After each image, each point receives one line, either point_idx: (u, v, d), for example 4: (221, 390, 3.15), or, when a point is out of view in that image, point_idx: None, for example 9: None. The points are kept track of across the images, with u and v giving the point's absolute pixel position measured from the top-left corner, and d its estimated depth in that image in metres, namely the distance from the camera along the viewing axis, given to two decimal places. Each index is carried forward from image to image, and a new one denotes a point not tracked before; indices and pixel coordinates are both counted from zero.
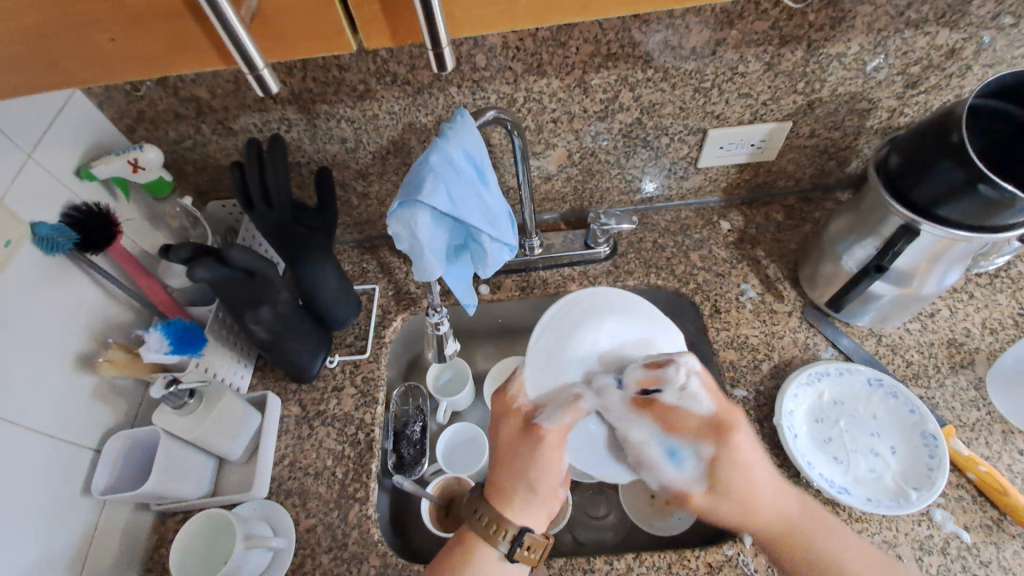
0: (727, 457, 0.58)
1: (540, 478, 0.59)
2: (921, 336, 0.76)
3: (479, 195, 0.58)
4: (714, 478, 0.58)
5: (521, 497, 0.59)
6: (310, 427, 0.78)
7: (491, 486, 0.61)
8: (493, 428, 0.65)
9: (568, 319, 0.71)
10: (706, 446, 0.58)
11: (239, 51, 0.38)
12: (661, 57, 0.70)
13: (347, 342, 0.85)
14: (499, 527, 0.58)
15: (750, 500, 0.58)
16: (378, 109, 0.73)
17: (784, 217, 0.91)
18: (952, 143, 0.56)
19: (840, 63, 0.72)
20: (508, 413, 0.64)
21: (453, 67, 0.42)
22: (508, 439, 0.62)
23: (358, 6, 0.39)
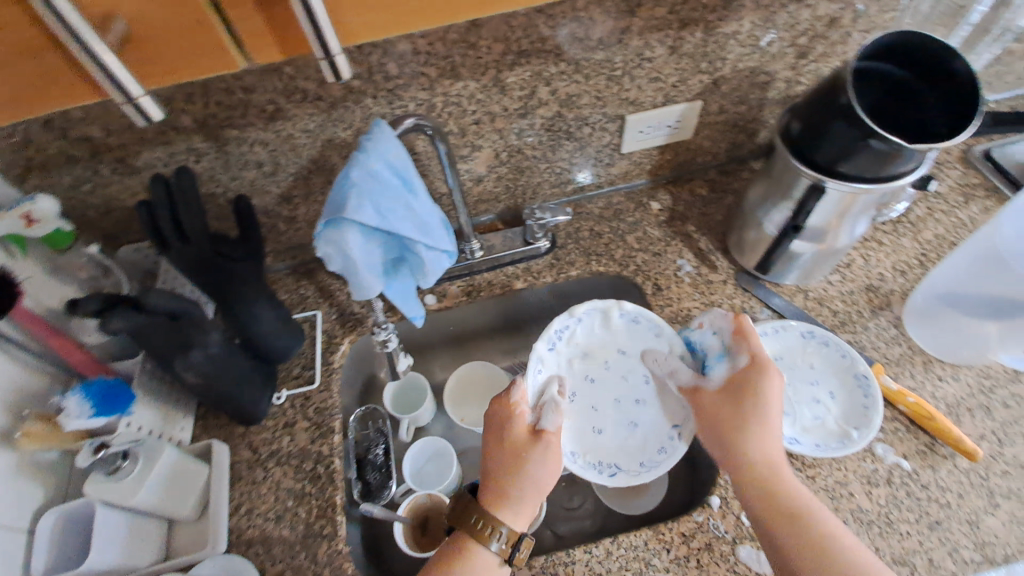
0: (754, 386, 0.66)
1: (537, 478, 0.64)
2: (842, 286, 0.82)
3: (408, 206, 0.56)
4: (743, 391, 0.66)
5: (521, 499, 0.63)
6: (265, 470, 0.74)
7: (495, 495, 0.63)
8: (495, 432, 0.66)
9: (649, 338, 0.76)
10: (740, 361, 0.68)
11: (110, 81, 0.37)
12: (571, 49, 0.71)
13: (293, 373, 0.82)
14: (492, 527, 0.60)
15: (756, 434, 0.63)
16: (293, 128, 0.71)
17: (706, 191, 0.96)
18: (841, 106, 0.60)
19: (736, 40, 0.76)
20: (513, 423, 0.66)
21: (350, 75, 0.44)
22: (512, 447, 0.65)
23: (237, 21, 0.40)
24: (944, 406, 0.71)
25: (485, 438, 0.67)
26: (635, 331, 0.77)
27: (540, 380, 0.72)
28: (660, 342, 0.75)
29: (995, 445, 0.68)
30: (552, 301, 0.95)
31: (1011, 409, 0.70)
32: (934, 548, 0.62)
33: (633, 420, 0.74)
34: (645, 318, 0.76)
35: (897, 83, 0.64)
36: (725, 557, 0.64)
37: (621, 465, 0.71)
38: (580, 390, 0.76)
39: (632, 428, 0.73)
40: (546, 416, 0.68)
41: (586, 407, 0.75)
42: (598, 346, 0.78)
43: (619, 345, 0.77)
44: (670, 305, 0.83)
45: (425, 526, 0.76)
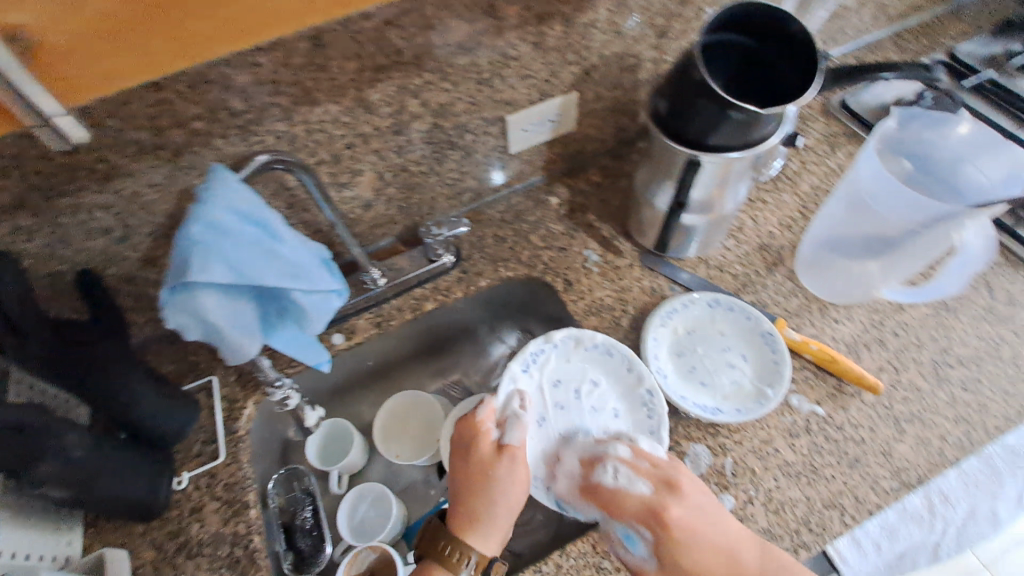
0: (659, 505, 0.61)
1: (505, 495, 0.64)
2: (738, 249, 0.85)
3: (270, 254, 0.51)
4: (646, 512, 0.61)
5: (494, 515, 0.63)
6: (175, 566, 0.67)
7: (462, 516, 0.63)
8: (461, 452, 0.68)
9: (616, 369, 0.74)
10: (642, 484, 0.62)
11: None
12: (432, 58, 0.68)
13: (194, 452, 0.74)
14: (461, 554, 0.59)
15: (681, 545, 0.59)
16: (137, 185, 0.63)
17: (601, 178, 0.96)
18: (695, 83, 0.62)
19: (597, 28, 0.76)
20: (479, 440, 0.68)
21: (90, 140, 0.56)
22: (478, 465, 0.66)
23: None
24: (844, 346, 0.75)
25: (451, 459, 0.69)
26: (607, 363, 0.75)
27: (507, 398, 0.73)
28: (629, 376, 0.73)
29: (893, 374, 0.72)
30: (469, 314, 0.92)
31: (901, 336, 0.75)
32: (856, 485, 0.65)
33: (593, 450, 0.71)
34: (617, 351, 0.74)
35: (744, 50, 0.66)
36: None
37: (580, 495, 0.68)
38: (549, 418, 0.74)
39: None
40: (510, 432, 0.69)
41: (553, 433, 0.73)
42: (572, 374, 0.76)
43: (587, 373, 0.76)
44: (583, 298, 0.83)
45: None
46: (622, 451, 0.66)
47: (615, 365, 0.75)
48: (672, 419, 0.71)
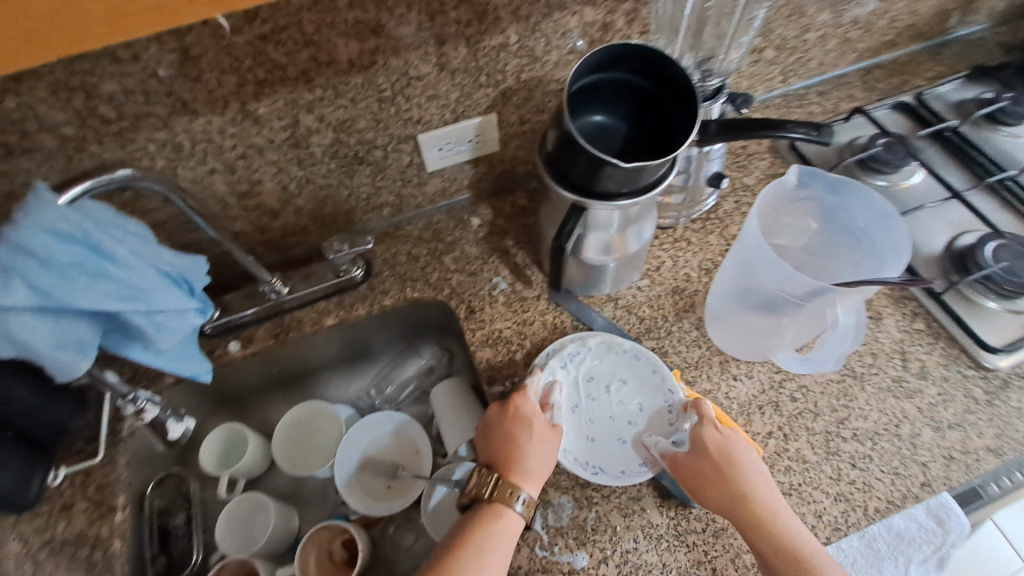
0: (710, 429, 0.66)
1: (550, 461, 0.66)
2: (650, 291, 0.82)
3: (97, 275, 0.50)
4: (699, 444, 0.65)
5: (541, 479, 0.65)
6: (34, 564, 0.67)
7: (515, 472, 0.64)
8: (510, 421, 0.67)
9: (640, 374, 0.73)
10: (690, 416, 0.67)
11: None
12: (321, 75, 0.66)
13: (75, 448, 0.74)
14: (520, 498, 0.63)
15: (719, 482, 0.63)
16: (10, 184, 0.63)
17: (528, 201, 0.94)
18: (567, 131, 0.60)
19: (508, 52, 0.73)
20: (529, 412, 0.68)
21: None
22: (531, 434, 0.66)
23: None
24: (736, 407, 0.71)
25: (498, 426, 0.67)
26: (634, 367, 0.74)
27: (548, 385, 0.73)
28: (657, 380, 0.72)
29: (781, 441, 0.69)
30: (381, 327, 0.92)
31: (799, 402, 0.72)
32: (717, 556, 0.64)
33: (623, 438, 0.70)
34: (645, 355, 0.74)
35: (613, 83, 0.65)
36: None
37: (603, 467, 0.68)
38: (581, 407, 0.72)
39: (620, 445, 0.69)
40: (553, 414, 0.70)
41: (583, 420, 0.71)
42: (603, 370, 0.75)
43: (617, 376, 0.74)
44: (482, 328, 0.81)
45: None
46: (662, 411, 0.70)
47: (644, 371, 0.73)
48: None
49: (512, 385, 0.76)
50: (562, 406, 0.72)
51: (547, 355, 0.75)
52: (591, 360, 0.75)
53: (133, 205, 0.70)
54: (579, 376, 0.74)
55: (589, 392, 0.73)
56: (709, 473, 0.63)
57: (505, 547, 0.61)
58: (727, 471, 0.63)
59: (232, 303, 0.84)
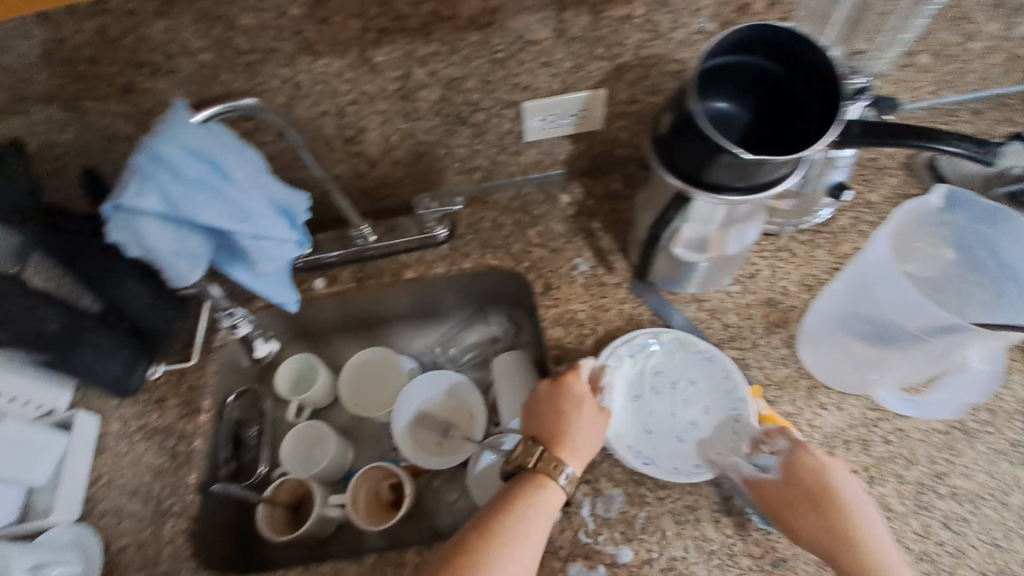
0: (805, 456, 0.59)
1: (597, 444, 0.64)
2: (741, 298, 0.77)
3: (218, 193, 0.54)
4: (790, 472, 0.59)
5: (585, 461, 0.63)
6: (130, 443, 0.76)
7: (561, 450, 0.62)
8: (562, 397, 0.65)
9: (710, 377, 0.70)
10: (780, 438, 0.61)
11: None
12: (439, 28, 0.65)
13: (173, 350, 0.82)
14: (565, 475, 0.60)
15: (817, 516, 0.56)
16: (152, 102, 0.68)
17: (622, 185, 0.90)
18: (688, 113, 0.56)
19: (632, 25, 0.69)
20: (584, 393, 0.65)
21: None
22: (582, 414, 0.64)
23: None
24: (819, 437, 0.66)
25: (549, 402, 0.65)
26: (705, 369, 0.70)
27: (611, 371, 0.71)
28: (727, 387, 0.68)
29: (865, 482, 0.63)
30: (454, 288, 0.93)
31: (893, 446, 0.65)
32: None
33: (682, 438, 0.67)
34: (719, 358, 0.69)
35: (746, 70, 0.59)
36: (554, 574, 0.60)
37: (656, 460, 0.65)
38: (642, 399, 0.70)
39: (679, 443, 0.67)
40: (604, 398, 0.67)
41: (643, 413, 0.70)
42: (671, 367, 0.72)
43: (684, 376, 0.71)
44: (556, 306, 0.79)
45: (297, 508, 0.81)
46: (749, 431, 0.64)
47: (715, 374, 0.69)
48: (600, 453, 0.67)
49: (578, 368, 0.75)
50: (623, 394, 0.70)
51: (614, 341, 0.73)
52: (660, 355, 0.72)
53: (251, 136, 0.75)
54: (644, 368, 0.72)
55: (653, 386, 0.71)
56: (799, 504, 0.57)
57: (545, 522, 0.58)
58: (821, 506, 0.56)
59: (322, 243, 0.88)
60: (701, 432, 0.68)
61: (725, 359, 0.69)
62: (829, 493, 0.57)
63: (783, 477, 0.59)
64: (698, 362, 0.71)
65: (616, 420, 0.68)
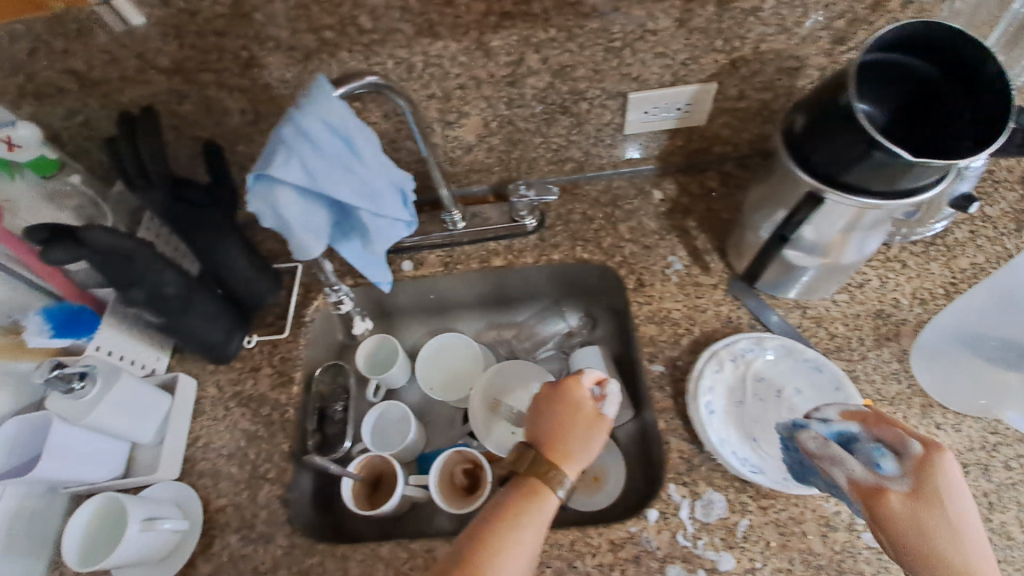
0: (940, 467, 0.52)
1: (593, 452, 0.64)
2: (848, 308, 0.74)
3: (349, 168, 0.54)
4: (923, 485, 0.52)
5: (579, 467, 0.64)
6: (226, 408, 0.78)
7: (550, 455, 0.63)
8: (558, 404, 0.66)
9: (818, 388, 0.68)
10: (915, 442, 0.53)
11: None
12: (561, 14, 0.64)
13: (266, 321, 0.84)
14: (555, 480, 0.61)
15: (935, 527, 0.50)
16: (270, 78, 0.69)
17: (718, 184, 0.88)
18: (841, 107, 0.54)
19: (757, 18, 0.67)
20: (581, 400, 0.66)
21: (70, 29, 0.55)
22: (581, 421, 0.65)
23: None
24: None
25: (547, 407, 0.67)
26: (812, 378, 0.69)
27: (714, 376, 0.70)
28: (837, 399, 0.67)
29: (983, 508, 0.62)
30: (540, 276, 0.94)
31: (1014, 472, 0.64)
32: None
33: None
34: (828, 369, 0.68)
35: (896, 68, 0.57)
36: (651, 573, 0.61)
37: (764, 469, 0.65)
38: (746, 405, 0.69)
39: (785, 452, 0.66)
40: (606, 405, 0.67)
41: (746, 419, 0.69)
42: (776, 375, 0.70)
43: (790, 385, 0.69)
44: (649, 303, 0.78)
45: (376, 485, 0.80)
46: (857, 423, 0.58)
47: (824, 384, 0.68)
48: (699, 457, 0.67)
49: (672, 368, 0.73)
50: (727, 400, 0.70)
51: (714, 345, 0.72)
52: (764, 361, 0.71)
53: (359, 116, 0.76)
54: (747, 373, 0.71)
55: (757, 392, 0.70)
56: (923, 519, 0.51)
57: (537, 528, 0.59)
58: (939, 516, 0.51)
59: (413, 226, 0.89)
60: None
61: (835, 369, 0.67)
62: (961, 514, 0.51)
63: (914, 491, 0.52)
64: (805, 372, 0.69)
65: (720, 425, 0.67)
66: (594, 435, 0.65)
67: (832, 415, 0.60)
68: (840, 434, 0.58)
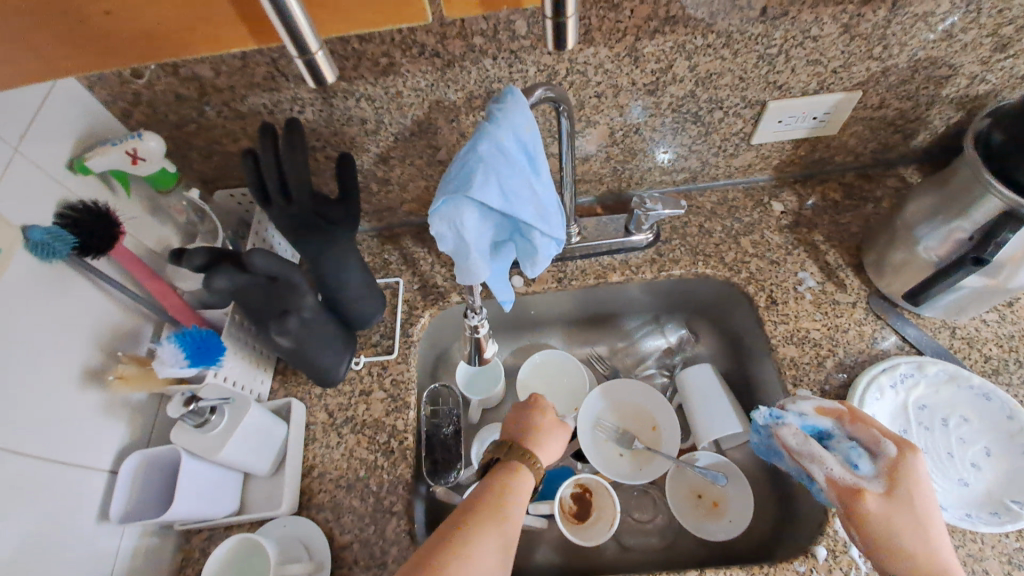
0: (911, 468, 0.56)
1: (558, 446, 0.69)
2: (999, 328, 0.71)
3: (532, 188, 0.50)
4: (896, 485, 0.56)
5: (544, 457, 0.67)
6: (339, 435, 0.73)
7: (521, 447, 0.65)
8: (520, 414, 0.70)
9: (987, 417, 0.65)
10: (890, 445, 0.58)
11: (289, 33, 0.37)
12: (726, 18, 0.61)
13: (372, 341, 0.80)
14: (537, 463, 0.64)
15: (904, 517, 0.54)
16: (403, 85, 0.64)
17: (841, 196, 0.84)
18: None
19: (925, 24, 0.63)
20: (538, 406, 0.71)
21: (332, 79, 0.40)
22: (544, 420, 0.70)
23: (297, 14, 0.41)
24: None
25: (519, 415, 0.70)
26: (979, 407, 0.66)
27: (875, 404, 0.67)
28: (1011, 429, 0.64)
29: None
30: (647, 295, 0.88)
31: None
32: None
33: (965, 482, 0.63)
34: (998, 397, 0.65)
35: None
36: None
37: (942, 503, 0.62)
38: (910, 434, 0.66)
39: (961, 487, 0.63)
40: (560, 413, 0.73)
41: None
42: (939, 402, 0.68)
43: (956, 412, 0.67)
44: (785, 323, 0.75)
45: None
46: (833, 422, 0.62)
47: (994, 413, 0.65)
48: None
49: (819, 392, 0.70)
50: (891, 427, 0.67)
51: (871, 369, 0.69)
52: (924, 387, 0.68)
53: None
54: (907, 400, 0.68)
55: (920, 421, 0.67)
56: (889, 508, 0.55)
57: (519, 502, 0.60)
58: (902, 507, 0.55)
59: None
60: (986, 475, 0.63)
61: (1006, 398, 0.65)
62: (929, 512, 0.55)
63: (889, 493, 0.56)
64: (971, 400, 0.66)
65: None
66: (558, 433, 0.70)
67: (808, 408, 0.63)
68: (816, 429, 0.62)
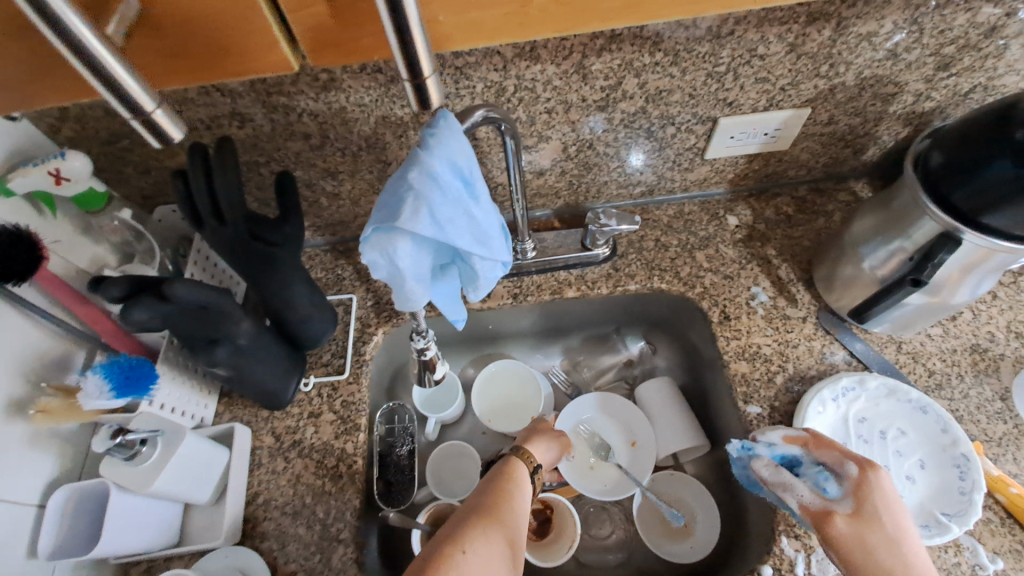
0: (877, 486, 0.56)
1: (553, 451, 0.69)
2: (943, 342, 0.73)
3: (467, 214, 0.49)
4: (864, 504, 0.55)
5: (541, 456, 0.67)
6: (286, 460, 0.71)
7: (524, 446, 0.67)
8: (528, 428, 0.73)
9: (922, 430, 0.66)
10: (852, 464, 0.57)
11: (119, 98, 0.37)
12: (672, 37, 0.60)
13: (323, 360, 0.77)
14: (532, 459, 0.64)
15: (876, 536, 0.53)
16: (346, 101, 0.62)
17: (794, 210, 0.85)
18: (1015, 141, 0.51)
19: (869, 44, 0.64)
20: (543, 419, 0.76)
21: (180, 136, 0.41)
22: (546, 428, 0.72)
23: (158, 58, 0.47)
24: None
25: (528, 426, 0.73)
26: (915, 420, 0.67)
27: (818, 419, 0.68)
28: (944, 443, 0.65)
29: None
30: (605, 309, 0.88)
31: None
32: None
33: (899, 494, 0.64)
34: (933, 411, 0.66)
35: None
36: None
37: None
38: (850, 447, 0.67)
39: None
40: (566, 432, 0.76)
41: None
42: (878, 415, 0.69)
43: (893, 425, 0.68)
44: (737, 339, 0.75)
45: None
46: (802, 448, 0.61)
47: (929, 427, 0.66)
48: None
49: (769, 408, 0.70)
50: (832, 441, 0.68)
51: (817, 385, 0.70)
52: (864, 401, 0.69)
53: None
54: (848, 414, 0.69)
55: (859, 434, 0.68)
56: (860, 528, 0.54)
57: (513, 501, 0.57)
58: (872, 526, 0.53)
59: None
60: (919, 489, 0.64)
61: (940, 411, 0.66)
62: (902, 529, 0.53)
63: (858, 513, 0.55)
64: (908, 413, 0.67)
65: None
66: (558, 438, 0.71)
67: (776, 438, 0.63)
68: (785, 458, 0.61)
